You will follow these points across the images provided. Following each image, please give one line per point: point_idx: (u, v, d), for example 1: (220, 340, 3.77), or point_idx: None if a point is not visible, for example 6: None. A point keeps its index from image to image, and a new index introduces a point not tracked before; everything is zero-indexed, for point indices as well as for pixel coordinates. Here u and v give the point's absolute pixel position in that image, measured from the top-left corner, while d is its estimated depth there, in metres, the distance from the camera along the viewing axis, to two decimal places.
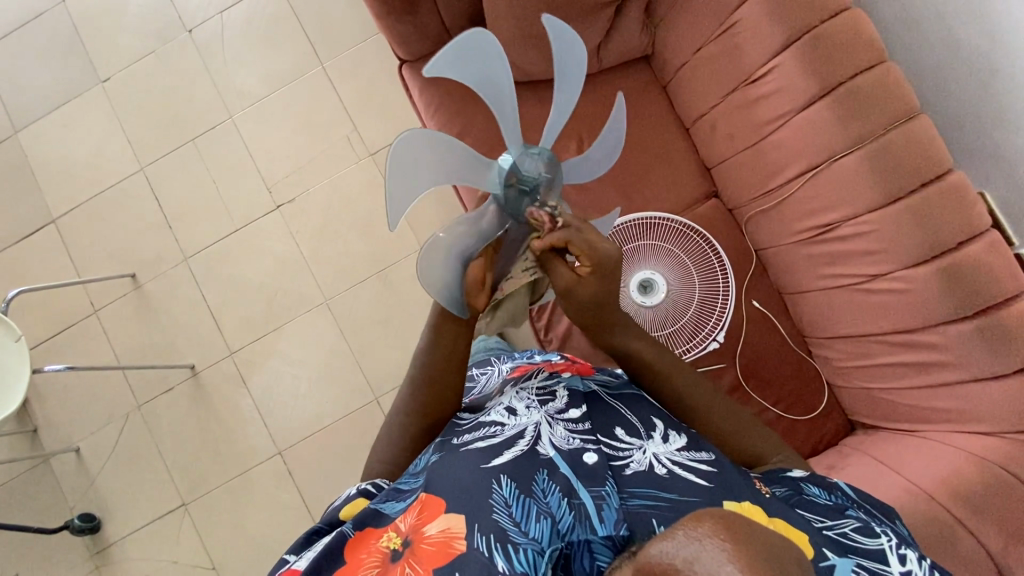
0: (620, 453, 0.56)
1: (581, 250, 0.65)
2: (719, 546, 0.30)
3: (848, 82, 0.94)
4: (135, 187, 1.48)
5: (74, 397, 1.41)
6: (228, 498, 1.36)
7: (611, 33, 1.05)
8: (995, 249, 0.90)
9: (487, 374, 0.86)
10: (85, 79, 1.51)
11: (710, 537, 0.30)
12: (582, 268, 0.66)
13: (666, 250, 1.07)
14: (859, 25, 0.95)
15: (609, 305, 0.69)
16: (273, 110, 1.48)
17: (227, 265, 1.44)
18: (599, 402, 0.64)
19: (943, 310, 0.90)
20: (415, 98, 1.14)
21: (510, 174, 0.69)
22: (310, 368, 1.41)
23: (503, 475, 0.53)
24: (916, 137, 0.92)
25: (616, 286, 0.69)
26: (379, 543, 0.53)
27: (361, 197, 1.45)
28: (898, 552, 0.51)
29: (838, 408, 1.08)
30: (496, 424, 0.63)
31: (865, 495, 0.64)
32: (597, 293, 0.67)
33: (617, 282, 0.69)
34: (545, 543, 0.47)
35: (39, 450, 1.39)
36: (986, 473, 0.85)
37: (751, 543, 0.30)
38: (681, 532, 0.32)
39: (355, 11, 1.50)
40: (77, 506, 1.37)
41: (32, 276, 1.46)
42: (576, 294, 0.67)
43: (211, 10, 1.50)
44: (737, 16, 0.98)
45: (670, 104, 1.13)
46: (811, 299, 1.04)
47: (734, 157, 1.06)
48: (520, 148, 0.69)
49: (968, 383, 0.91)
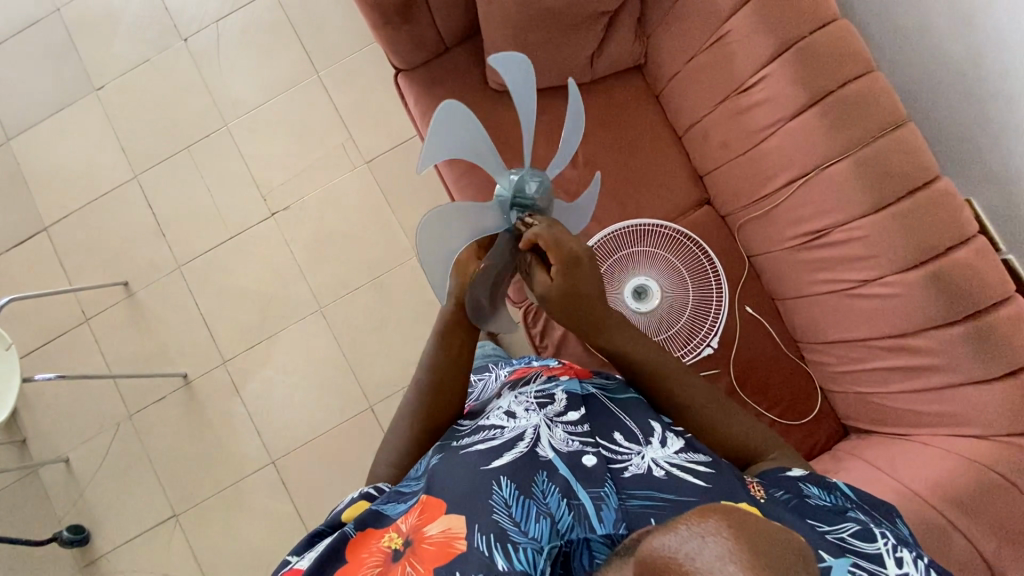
0: (620, 456, 0.56)
1: (547, 245, 0.66)
2: (722, 543, 0.29)
3: (837, 91, 0.94)
4: (128, 194, 1.47)
5: (64, 406, 1.39)
6: (219, 507, 1.35)
7: (604, 42, 1.05)
8: (983, 254, 0.90)
9: (484, 379, 0.86)
10: (79, 87, 1.51)
11: (713, 534, 0.30)
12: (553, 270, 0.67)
13: (660, 256, 1.06)
14: (847, 35, 0.96)
15: (583, 302, 0.68)
16: (268, 118, 1.48)
17: (221, 273, 1.44)
18: (598, 406, 0.64)
19: (933, 315, 0.90)
20: (409, 106, 1.14)
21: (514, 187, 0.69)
22: (303, 376, 1.40)
23: (503, 476, 0.53)
24: (903, 145, 0.92)
25: (589, 284, 0.68)
26: (381, 543, 0.52)
27: (356, 205, 1.45)
28: (896, 554, 0.50)
29: (832, 413, 1.07)
30: (496, 427, 0.62)
31: (866, 497, 0.63)
32: (566, 289, 0.67)
33: (590, 280, 0.68)
34: (544, 542, 0.47)
35: (28, 460, 1.37)
36: (980, 476, 0.85)
37: (755, 540, 0.30)
38: (685, 527, 0.31)
39: (350, 20, 1.50)
40: (66, 518, 1.34)
41: (22, 284, 1.44)
42: (547, 295, 0.67)
43: (207, 19, 1.51)
44: (727, 28, 0.99)
45: (663, 112, 1.14)
46: (804, 305, 1.04)
47: (726, 164, 1.06)
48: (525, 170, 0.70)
49: (960, 387, 0.91)
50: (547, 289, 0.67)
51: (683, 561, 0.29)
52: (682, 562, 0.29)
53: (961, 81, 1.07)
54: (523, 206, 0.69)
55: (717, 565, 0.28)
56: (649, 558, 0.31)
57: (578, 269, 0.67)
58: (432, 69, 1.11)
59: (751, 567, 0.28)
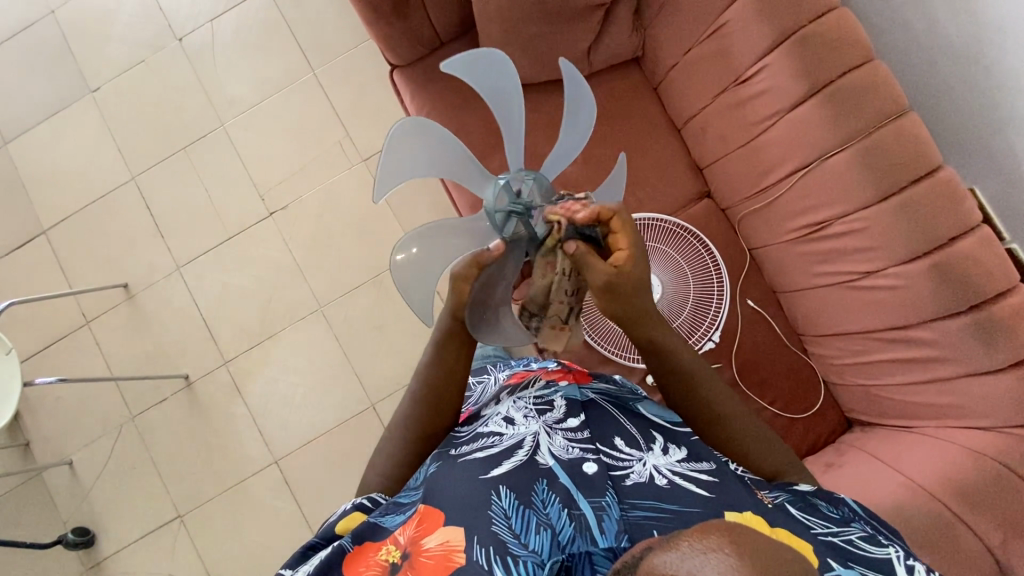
0: (621, 463, 0.55)
1: (619, 227, 0.65)
2: (724, 559, 0.28)
3: (837, 81, 0.93)
4: (126, 196, 1.47)
5: (67, 409, 1.39)
6: (224, 508, 1.35)
7: (601, 35, 1.04)
8: (987, 244, 0.89)
9: (483, 382, 0.84)
10: (74, 89, 1.50)
11: (715, 550, 0.29)
12: (619, 257, 0.64)
13: (660, 251, 1.05)
14: (847, 23, 0.94)
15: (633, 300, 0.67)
16: (264, 118, 1.47)
17: (221, 274, 1.43)
18: (598, 411, 0.63)
19: (935, 307, 0.89)
20: (405, 103, 1.13)
21: (506, 191, 0.69)
22: (305, 376, 1.39)
23: (502, 486, 0.52)
24: (904, 135, 0.91)
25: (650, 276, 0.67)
26: (378, 556, 0.51)
27: (355, 203, 1.44)
28: (906, 563, 0.50)
29: (835, 406, 1.07)
30: (494, 434, 0.62)
31: (874, 513, 0.61)
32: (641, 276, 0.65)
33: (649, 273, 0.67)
34: (545, 555, 0.46)
35: (31, 463, 1.38)
36: (986, 469, 0.84)
37: (758, 555, 0.29)
38: (686, 544, 0.30)
39: (345, 16, 1.49)
40: (70, 520, 1.35)
41: (22, 288, 1.44)
42: (619, 286, 0.64)
43: (201, 19, 1.50)
44: (726, 18, 0.98)
45: (661, 105, 1.13)
46: (806, 298, 1.03)
47: (725, 156, 1.05)
48: (514, 172, 0.70)
49: (964, 378, 0.90)
50: (613, 277, 0.64)
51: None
52: None
53: (961, 69, 1.06)
54: (519, 212, 0.69)
55: None
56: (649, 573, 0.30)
57: (641, 261, 0.65)
58: (427, 65, 1.10)
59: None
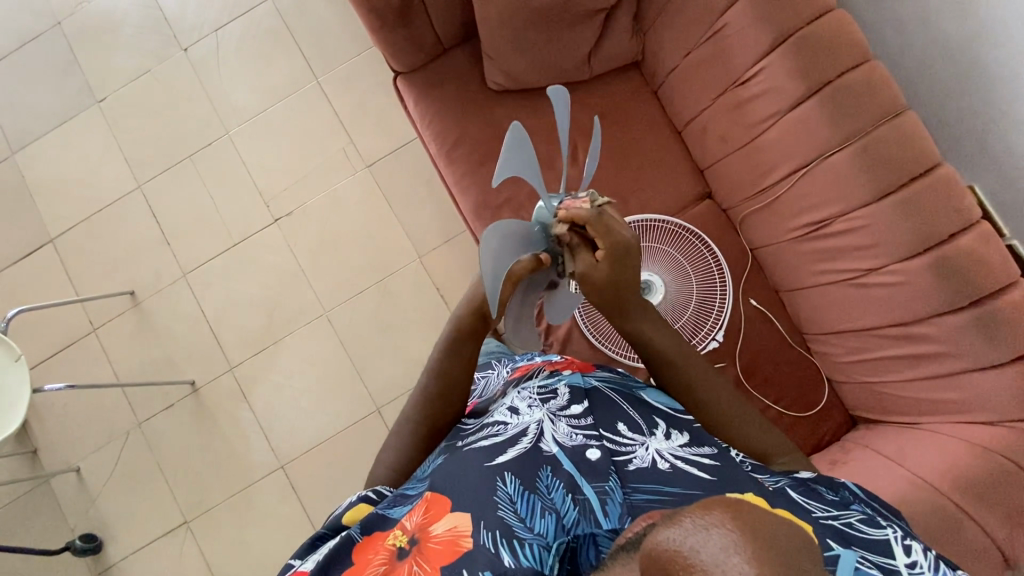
0: (623, 448, 0.56)
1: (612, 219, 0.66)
2: (728, 535, 0.28)
3: (836, 81, 0.94)
4: (133, 205, 1.48)
5: (74, 416, 1.40)
6: (231, 513, 1.35)
7: (602, 38, 1.05)
8: (986, 239, 0.90)
9: (487, 377, 0.85)
10: (81, 101, 1.52)
11: (719, 526, 0.29)
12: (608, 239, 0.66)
13: (662, 251, 1.06)
14: (845, 25, 0.96)
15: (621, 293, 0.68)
16: (269, 125, 1.49)
17: (227, 281, 1.44)
18: (602, 397, 0.64)
19: (935, 303, 0.90)
20: (410, 108, 1.14)
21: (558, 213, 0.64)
22: (311, 380, 1.40)
23: (507, 473, 0.53)
24: (903, 134, 0.92)
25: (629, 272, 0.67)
26: (386, 542, 0.52)
27: (359, 208, 1.45)
28: (903, 543, 0.50)
29: (839, 404, 1.07)
30: (499, 423, 0.63)
31: (874, 495, 0.61)
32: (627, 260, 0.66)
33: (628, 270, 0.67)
34: (551, 538, 0.47)
35: (39, 470, 1.38)
36: (990, 463, 0.84)
37: (760, 532, 0.29)
38: (689, 520, 0.30)
39: (348, 24, 1.51)
40: (78, 526, 1.35)
41: (31, 296, 1.45)
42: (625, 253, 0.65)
43: (206, 28, 1.52)
44: (725, 20, 0.99)
45: (662, 108, 1.14)
46: (807, 295, 1.04)
47: (726, 157, 1.06)
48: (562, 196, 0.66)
49: (966, 373, 0.90)
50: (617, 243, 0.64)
51: (688, 554, 0.28)
52: (688, 555, 0.28)
53: (959, 68, 1.07)
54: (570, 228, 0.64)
55: (723, 558, 0.27)
56: (655, 550, 0.30)
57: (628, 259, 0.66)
58: (430, 71, 1.12)
59: (758, 558, 0.28)
